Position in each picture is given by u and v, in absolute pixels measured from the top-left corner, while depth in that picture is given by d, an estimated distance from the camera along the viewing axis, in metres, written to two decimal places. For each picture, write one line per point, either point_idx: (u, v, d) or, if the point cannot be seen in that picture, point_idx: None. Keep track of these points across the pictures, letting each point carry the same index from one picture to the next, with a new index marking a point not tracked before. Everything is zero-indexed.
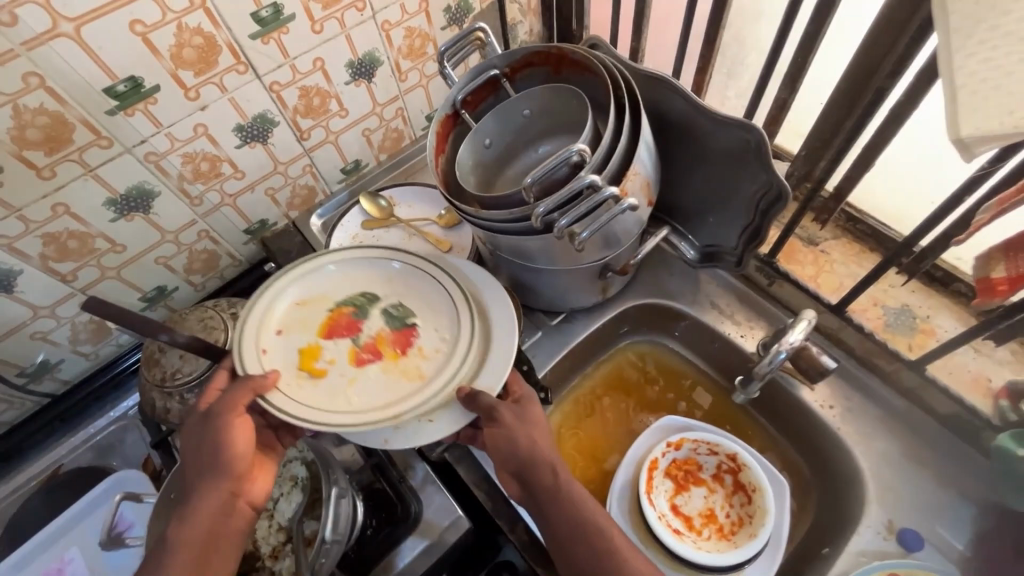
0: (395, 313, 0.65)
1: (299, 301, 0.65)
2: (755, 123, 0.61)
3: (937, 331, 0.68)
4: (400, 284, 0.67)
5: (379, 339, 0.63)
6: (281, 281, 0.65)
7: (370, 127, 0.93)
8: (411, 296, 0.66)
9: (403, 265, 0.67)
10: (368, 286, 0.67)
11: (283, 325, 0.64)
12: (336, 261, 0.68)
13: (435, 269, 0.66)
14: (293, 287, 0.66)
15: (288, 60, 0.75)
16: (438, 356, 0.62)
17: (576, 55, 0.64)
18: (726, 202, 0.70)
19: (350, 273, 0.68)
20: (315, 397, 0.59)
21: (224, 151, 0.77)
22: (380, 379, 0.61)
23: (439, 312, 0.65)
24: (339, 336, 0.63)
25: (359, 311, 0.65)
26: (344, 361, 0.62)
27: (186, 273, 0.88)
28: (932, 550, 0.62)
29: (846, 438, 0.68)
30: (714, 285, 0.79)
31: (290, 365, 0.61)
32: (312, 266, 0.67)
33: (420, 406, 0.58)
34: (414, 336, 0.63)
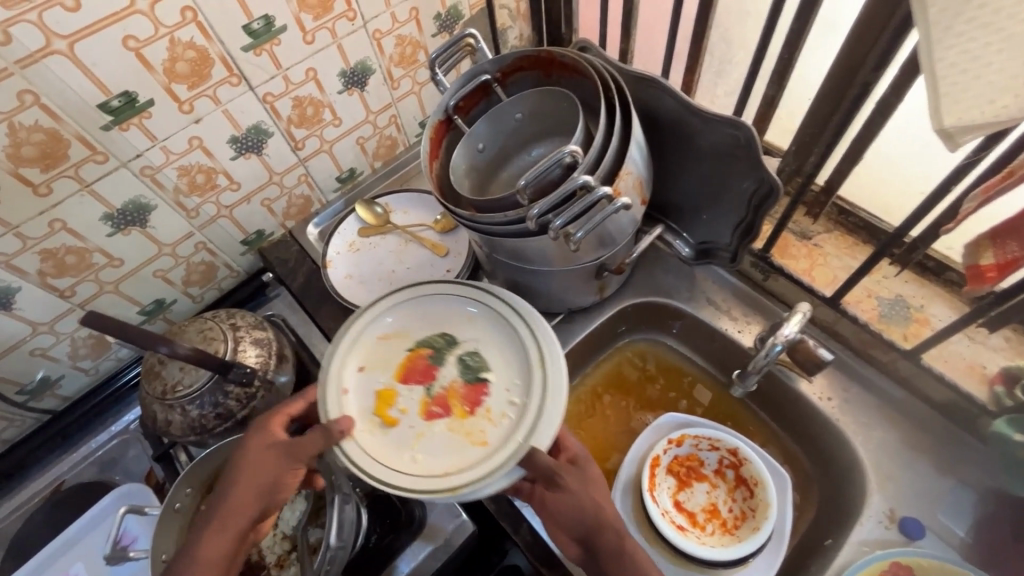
0: (470, 364, 0.63)
1: (384, 336, 0.66)
2: (744, 120, 0.62)
3: (931, 320, 0.68)
4: (480, 330, 0.65)
5: (451, 392, 0.62)
6: (370, 313, 0.67)
7: (364, 136, 0.93)
8: (488, 346, 0.64)
9: (482, 312, 0.66)
10: (450, 328, 0.66)
11: (365, 362, 0.64)
12: (421, 297, 0.68)
13: (515, 318, 0.64)
14: (379, 323, 0.67)
15: (281, 71, 0.75)
16: (504, 422, 0.59)
17: (565, 58, 0.65)
18: (719, 199, 0.71)
19: (433, 310, 0.67)
20: (382, 449, 0.59)
21: (219, 163, 0.78)
22: (444, 439, 0.59)
23: (510, 370, 0.62)
24: (414, 382, 0.63)
25: (436, 355, 0.64)
26: (415, 412, 0.61)
27: (184, 286, 0.88)
28: (934, 538, 0.62)
29: (845, 428, 0.68)
30: (710, 282, 0.80)
31: (365, 408, 0.61)
32: (397, 300, 0.68)
33: (477, 481, 0.56)
34: (484, 394, 0.62)
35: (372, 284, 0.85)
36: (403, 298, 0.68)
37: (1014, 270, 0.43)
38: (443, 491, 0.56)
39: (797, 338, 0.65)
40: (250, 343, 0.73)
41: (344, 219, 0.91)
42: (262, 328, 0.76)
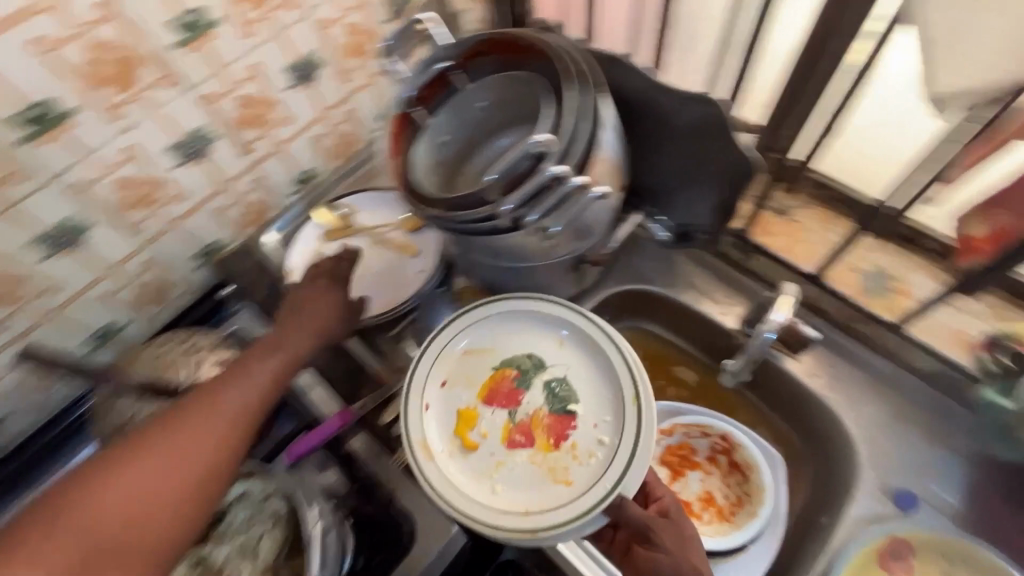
0: (557, 393, 0.65)
1: (468, 353, 0.68)
2: (714, 96, 0.61)
3: (912, 291, 0.68)
4: (568, 356, 0.67)
5: (536, 420, 0.64)
6: (456, 328, 0.68)
7: (319, 133, 0.87)
8: (575, 375, 0.66)
9: (572, 337, 0.67)
10: (537, 350, 0.68)
11: (449, 378, 0.67)
12: (507, 313, 0.69)
13: (605, 347, 0.65)
14: (465, 337, 0.68)
15: (220, 69, 0.69)
16: (590, 462, 0.61)
17: (527, 42, 0.62)
18: (695, 180, 0.69)
19: (521, 330, 0.69)
20: (463, 474, 0.63)
21: (161, 173, 0.72)
22: (527, 471, 0.62)
23: (599, 405, 0.64)
24: (498, 405, 0.65)
25: (522, 378, 0.66)
26: (497, 438, 0.64)
27: (135, 307, 0.82)
28: (928, 508, 0.62)
29: (834, 404, 0.67)
30: (690, 264, 0.78)
31: (448, 426, 0.65)
32: (481, 316, 0.69)
33: (558, 522, 0.58)
34: (570, 427, 0.63)
35: None
36: (486, 313, 0.69)
37: None
38: (524, 530, 0.59)
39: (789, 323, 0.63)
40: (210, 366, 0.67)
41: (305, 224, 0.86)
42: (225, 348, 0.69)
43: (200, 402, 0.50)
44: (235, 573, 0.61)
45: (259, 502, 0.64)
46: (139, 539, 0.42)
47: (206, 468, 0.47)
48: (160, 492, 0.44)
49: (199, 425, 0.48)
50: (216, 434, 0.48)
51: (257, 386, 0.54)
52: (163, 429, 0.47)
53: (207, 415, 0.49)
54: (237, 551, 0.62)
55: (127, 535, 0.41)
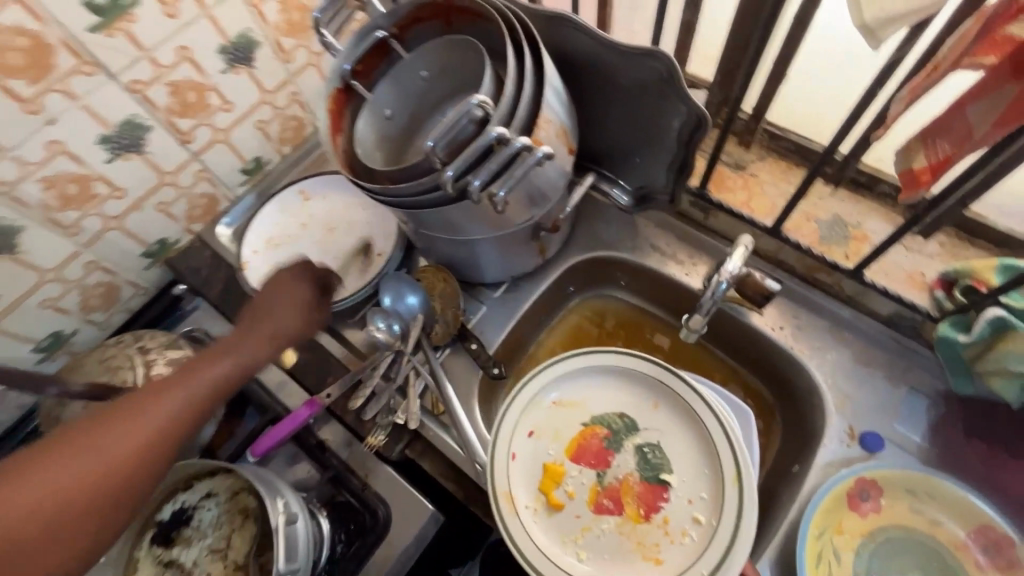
0: (651, 459, 0.61)
1: (558, 403, 0.64)
2: (662, 49, 0.58)
3: (869, 236, 0.68)
4: (661, 419, 0.63)
5: (625, 486, 0.60)
6: (548, 378, 0.64)
7: (264, 119, 0.84)
8: (671, 442, 0.62)
9: (671, 398, 0.63)
10: (630, 410, 0.64)
11: (536, 427, 0.63)
12: (602, 367, 0.65)
13: (707, 414, 0.61)
14: (557, 388, 0.65)
15: (145, 53, 0.65)
16: (685, 542, 0.57)
17: (464, 3, 0.59)
18: (648, 137, 0.68)
19: (614, 386, 0.65)
20: (546, 534, 0.58)
21: (93, 169, 0.68)
22: (614, 542, 0.58)
23: (694, 477, 0.60)
24: (586, 464, 0.61)
25: (613, 438, 0.63)
26: (584, 499, 0.60)
27: (83, 313, 0.78)
28: (893, 447, 0.63)
29: (799, 354, 0.68)
30: (653, 227, 0.77)
31: (532, 480, 0.61)
32: (575, 368, 0.65)
33: None
34: (663, 499, 0.59)
35: None
36: (581, 365, 0.65)
37: (947, 170, 0.41)
38: None
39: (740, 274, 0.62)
40: (165, 366, 0.65)
41: (259, 213, 0.83)
42: (178, 346, 0.68)
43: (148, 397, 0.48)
44: (206, 572, 0.60)
45: (223, 501, 0.62)
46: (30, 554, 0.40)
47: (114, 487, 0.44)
48: (59, 509, 0.41)
49: (119, 436, 0.45)
50: (145, 437, 0.46)
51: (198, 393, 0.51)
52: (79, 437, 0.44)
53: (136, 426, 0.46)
54: (205, 553, 0.61)
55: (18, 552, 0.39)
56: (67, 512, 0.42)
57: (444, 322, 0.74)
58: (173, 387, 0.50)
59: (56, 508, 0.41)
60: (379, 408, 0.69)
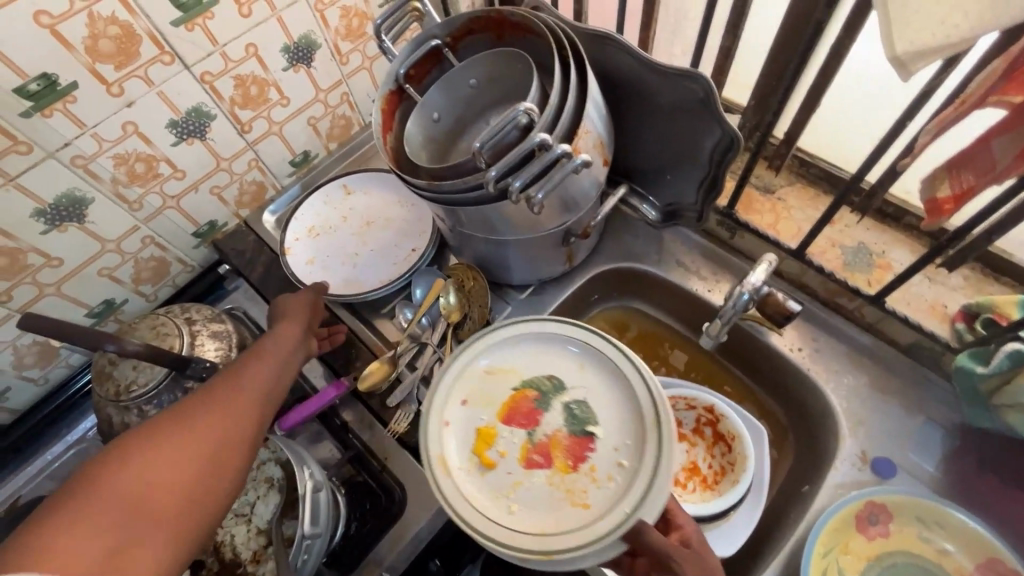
0: (577, 414, 0.61)
1: (489, 370, 0.64)
2: (701, 71, 0.61)
3: (893, 265, 0.69)
4: (589, 378, 0.63)
5: (554, 442, 0.60)
6: (478, 344, 0.65)
7: (316, 115, 0.89)
8: (598, 396, 0.62)
9: (595, 353, 0.63)
10: (559, 371, 0.64)
11: (469, 395, 0.63)
12: (528, 331, 0.65)
13: (626, 366, 0.62)
14: (486, 355, 0.65)
15: (218, 48, 0.71)
16: (612, 485, 0.57)
17: (517, 18, 0.63)
18: (681, 156, 0.71)
19: (543, 349, 0.65)
20: (477, 491, 0.59)
21: (159, 150, 0.73)
22: (544, 494, 0.58)
23: (617, 427, 0.60)
24: (516, 425, 0.61)
25: (542, 398, 0.62)
26: (515, 457, 0.60)
27: (135, 284, 0.83)
28: (905, 475, 0.64)
29: (815, 376, 0.69)
30: (678, 243, 0.80)
31: (465, 443, 0.61)
32: (504, 333, 0.65)
33: (577, 549, 0.54)
34: (589, 450, 0.59)
35: (335, 267, 0.83)
36: (513, 329, 0.65)
37: (970, 200, 0.43)
38: (538, 554, 0.54)
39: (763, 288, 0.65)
40: (208, 337, 0.70)
41: (304, 203, 0.88)
42: (221, 320, 0.73)
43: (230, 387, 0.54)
44: (230, 534, 0.63)
45: (253, 469, 0.66)
46: (166, 512, 0.43)
47: (221, 453, 0.48)
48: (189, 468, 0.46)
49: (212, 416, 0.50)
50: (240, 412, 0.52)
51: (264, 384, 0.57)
52: (175, 419, 0.48)
53: (222, 408, 0.51)
54: (230, 516, 0.64)
55: (154, 512, 0.42)
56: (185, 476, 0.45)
57: (472, 317, 0.76)
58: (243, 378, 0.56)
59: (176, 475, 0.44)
60: (405, 395, 0.72)
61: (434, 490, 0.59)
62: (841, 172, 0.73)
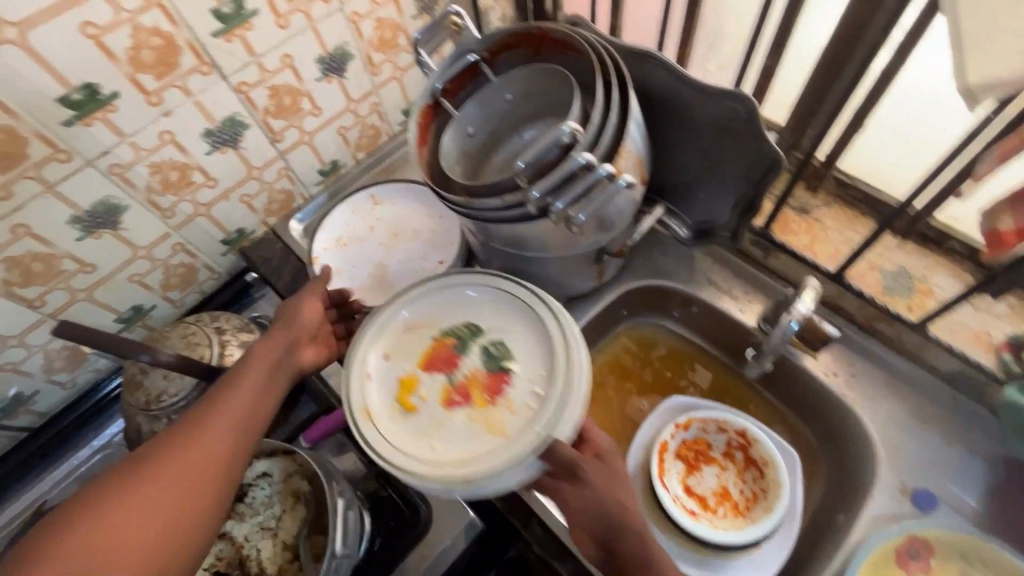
0: (494, 352, 0.61)
1: (409, 325, 0.65)
2: (745, 92, 0.61)
3: (935, 291, 0.67)
4: (505, 319, 0.63)
5: (473, 380, 0.60)
6: (398, 300, 0.65)
7: (346, 125, 0.89)
8: (513, 335, 0.62)
9: (507, 293, 0.64)
10: (476, 316, 0.64)
11: (390, 349, 0.63)
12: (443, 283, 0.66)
13: (538, 302, 0.62)
14: (404, 311, 0.65)
15: (254, 58, 0.71)
16: (528, 411, 0.57)
17: (557, 34, 0.62)
18: (717, 174, 0.70)
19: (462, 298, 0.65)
20: (400, 435, 0.58)
21: (193, 158, 0.73)
22: (464, 430, 0.58)
23: (533, 360, 0.60)
24: (436, 370, 0.61)
25: (460, 344, 0.63)
26: (437, 400, 0.60)
27: (163, 290, 0.84)
28: (946, 508, 0.62)
29: (852, 402, 0.67)
30: (709, 262, 0.79)
31: (388, 393, 0.61)
32: (427, 287, 0.66)
33: (495, 472, 0.54)
34: (505, 384, 0.59)
35: (363, 278, 0.82)
36: (434, 283, 0.66)
37: None
38: (459, 482, 0.55)
39: (809, 315, 0.63)
40: (238, 347, 0.70)
41: (332, 213, 0.88)
42: (250, 330, 0.73)
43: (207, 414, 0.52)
44: (257, 548, 0.63)
45: (278, 482, 0.65)
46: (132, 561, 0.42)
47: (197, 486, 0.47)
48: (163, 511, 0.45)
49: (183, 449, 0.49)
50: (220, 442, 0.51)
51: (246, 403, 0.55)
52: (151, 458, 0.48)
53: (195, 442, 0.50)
54: (258, 530, 0.64)
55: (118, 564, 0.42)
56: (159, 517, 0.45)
57: None
58: (221, 400, 0.53)
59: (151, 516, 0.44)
60: None
61: (357, 439, 0.59)
62: (890, 200, 0.70)
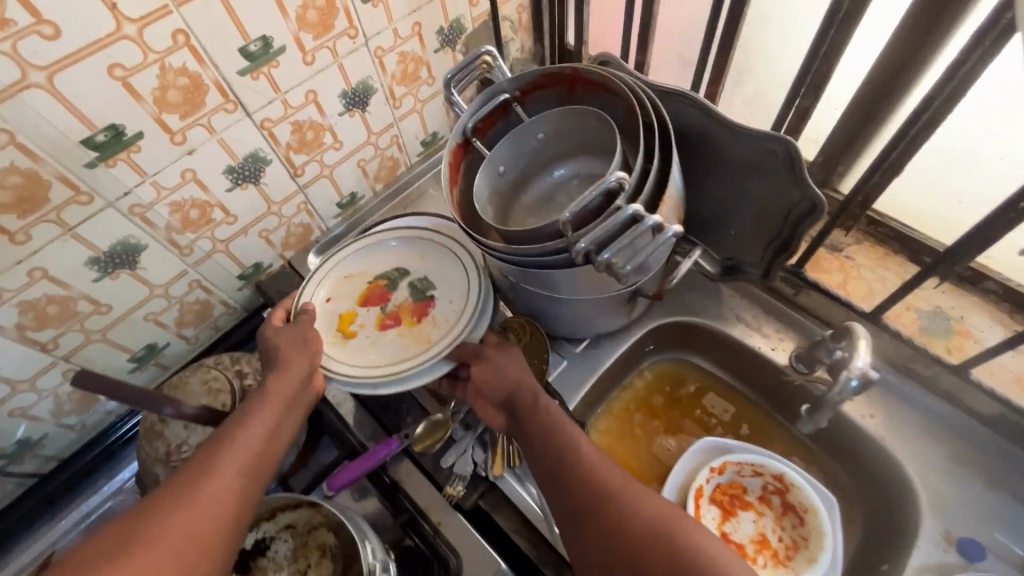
0: (419, 286, 0.73)
1: (349, 275, 0.75)
2: (783, 133, 0.59)
3: (973, 333, 0.67)
4: (427, 260, 0.74)
5: (402, 308, 0.71)
6: (340, 252, 0.76)
7: (365, 158, 0.88)
8: (435, 272, 0.73)
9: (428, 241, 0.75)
10: (403, 262, 0.75)
11: (332, 294, 0.74)
12: (376, 240, 0.76)
13: (452, 244, 0.74)
14: (344, 264, 0.75)
15: (279, 95, 0.70)
16: (447, 322, 0.68)
17: (592, 76, 0.61)
18: (749, 214, 0.69)
19: (390, 249, 0.76)
20: (341, 353, 0.68)
21: (214, 196, 0.72)
22: (395, 344, 0.68)
23: (450, 287, 0.71)
24: (371, 305, 0.72)
25: (391, 283, 0.74)
26: (372, 325, 0.70)
27: (178, 327, 0.81)
28: (994, 558, 0.60)
29: (889, 445, 0.66)
30: (738, 298, 0.78)
31: (330, 326, 0.71)
32: (363, 243, 0.76)
33: (419, 366, 0.65)
34: (430, 307, 0.70)
35: None
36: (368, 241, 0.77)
37: None
38: (389, 375, 0.65)
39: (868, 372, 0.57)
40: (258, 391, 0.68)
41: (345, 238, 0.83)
42: None
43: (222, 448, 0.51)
44: None
45: (303, 533, 0.63)
46: None
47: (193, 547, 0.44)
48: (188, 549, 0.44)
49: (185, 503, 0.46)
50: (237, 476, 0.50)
51: (252, 449, 0.52)
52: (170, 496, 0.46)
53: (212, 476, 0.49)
54: None
55: None
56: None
57: None
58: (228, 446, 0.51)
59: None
60: (457, 457, 0.69)
61: None
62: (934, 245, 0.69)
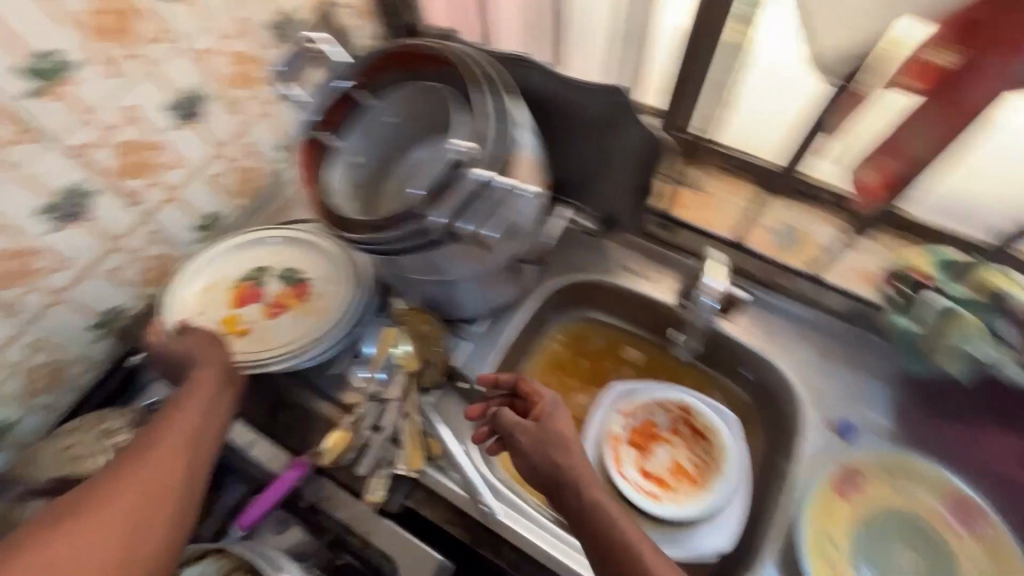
0: (287, 274, 0.78)
1: (206, 289, 0.77)
2: (618, 84, 0.65)
3: (818, 240, 0.74)
4: (284, 253, 0.80)
5: (281, 296, 0.76)
6: (188, 270, 0.76)
7: (218, 172, 0.80)
8: (298, 258, 0.79)
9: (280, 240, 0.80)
10: (261, 261, 0.79)
11: (200, 309, 0.75)
12: (220, 250, 0.78)
13: (304, 235, 0.80)
14: (198, 277, 0.77)
15: (89, 116, 0.62)
16: (332, 290, 0.76)
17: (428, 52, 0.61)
18: (610, 166, 0.72)
19: (243, 253, 0.80)
20: (247, 347, 0.72)
21: (34, 241, 0.63)
22: (292, 322, 0.74)
23: (319, 265, 0.78)
24: (248, 304, 0.76)
25: (257, 281, 0.78)
26: (261, 317, 0.75)
27: (27, 397, 0.71)
28: (867, 433, 0.68)
29: (770, 355, 0.72)
30: (622, 249, 0.81)
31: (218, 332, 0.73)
32: (208, 256, 0.78)
33: (332, 326, 0.71)
34: (308, 287, 0.77)
35: None
36: (212, 254, 0.78)
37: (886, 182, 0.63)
38: (307, 340, 0.71)
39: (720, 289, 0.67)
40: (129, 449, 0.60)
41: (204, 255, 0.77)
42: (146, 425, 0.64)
43: (159, 435, 0.53)
44: None
45: None
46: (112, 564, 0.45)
47: (145, 513, 0.48)
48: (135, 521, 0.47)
49: (132, 477, 0.49)
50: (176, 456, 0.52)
51: (187, 430, 0.55)
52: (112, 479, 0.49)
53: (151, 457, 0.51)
54: None
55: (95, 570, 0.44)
56: (106, 544, 0.45)
57: (434, 364, 0.73)
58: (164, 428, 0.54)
59: (104, 538, 0.45)
60: (372, 461, 0.67)
61: None
62: (774, 167, 0.74)
